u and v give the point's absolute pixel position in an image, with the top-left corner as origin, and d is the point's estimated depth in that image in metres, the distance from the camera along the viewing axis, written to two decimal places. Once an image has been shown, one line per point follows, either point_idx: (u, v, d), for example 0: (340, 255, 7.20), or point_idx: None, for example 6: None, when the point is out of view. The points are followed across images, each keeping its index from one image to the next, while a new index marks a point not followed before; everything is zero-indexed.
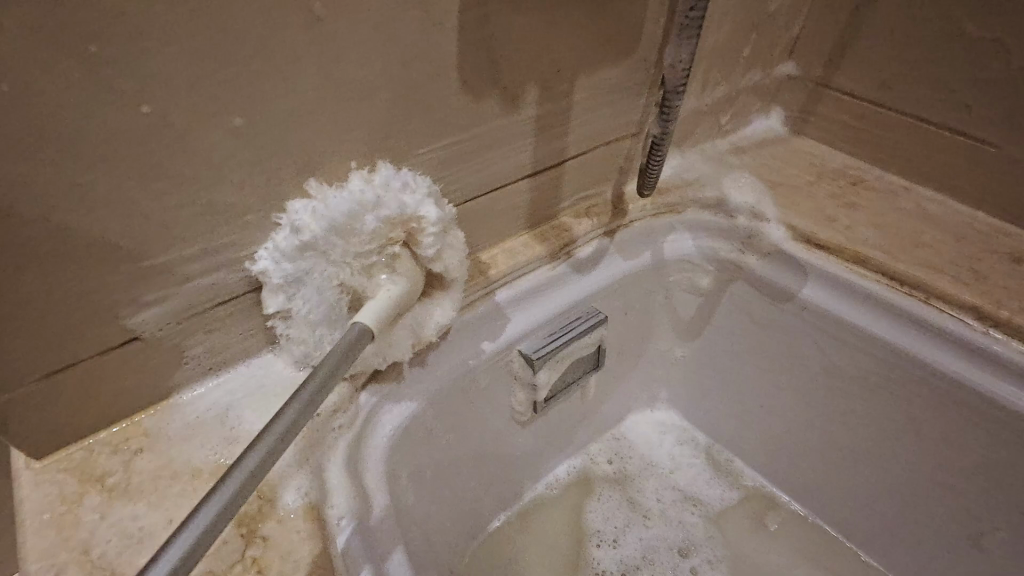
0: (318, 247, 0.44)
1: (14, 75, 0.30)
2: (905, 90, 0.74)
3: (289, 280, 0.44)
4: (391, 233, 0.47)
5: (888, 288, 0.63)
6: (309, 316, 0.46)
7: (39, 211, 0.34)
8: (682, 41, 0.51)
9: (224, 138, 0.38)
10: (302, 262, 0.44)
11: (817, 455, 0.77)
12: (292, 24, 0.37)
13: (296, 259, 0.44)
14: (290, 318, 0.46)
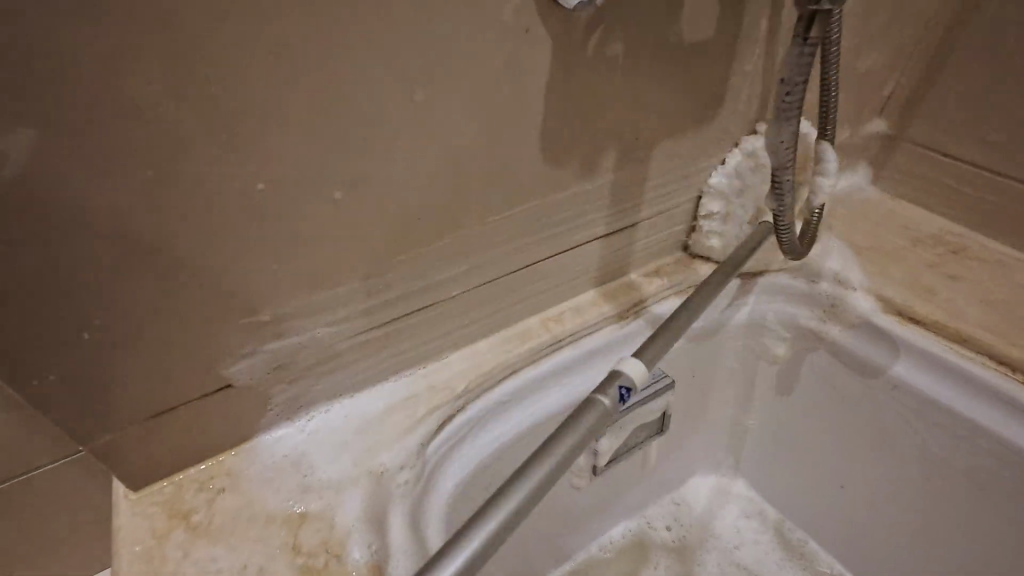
0: (471, 267, 0.51)
1: (159, 158, 0.34)
2: (1016, 155, 0.68)
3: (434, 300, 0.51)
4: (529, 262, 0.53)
5: (998, 375, 0.58)
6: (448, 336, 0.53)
7: (165, 271, 0.38)
8: (784, 122, 0.48)
9: (325, 209, 0.41)
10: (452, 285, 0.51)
11: (907, 549, 0.70)
12: (395, 108, 0.40)
13: (443, 285, 0.50)
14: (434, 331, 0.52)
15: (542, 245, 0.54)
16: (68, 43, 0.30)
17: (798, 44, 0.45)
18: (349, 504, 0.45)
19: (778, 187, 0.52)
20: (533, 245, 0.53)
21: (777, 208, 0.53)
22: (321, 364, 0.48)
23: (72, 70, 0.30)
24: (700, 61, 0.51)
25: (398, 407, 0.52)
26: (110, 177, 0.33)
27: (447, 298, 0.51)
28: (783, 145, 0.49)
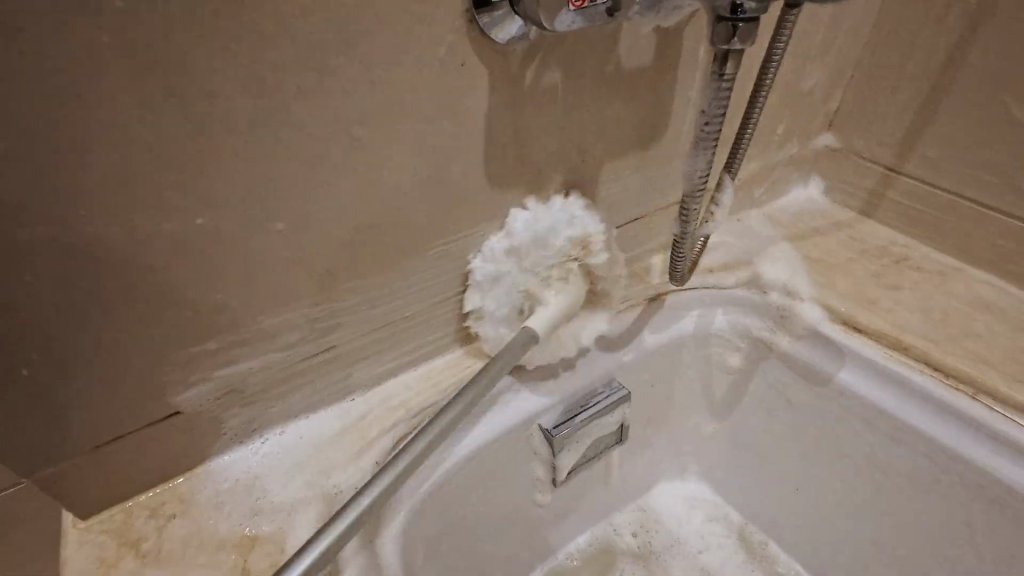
0: (523, 253, 0.55)
1: (95, 197, 0.35)
2: (952, 169, 0.72)
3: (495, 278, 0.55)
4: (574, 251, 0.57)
5: (934, 381, 0.60)
6: (497, 314, 0.57)
7: (105, 306, 0.38)
8: (700, 153, 0.50)
9: (270, 239, 0.42)
10: (509, 262, 0.55)
11: (861, 551, 0.72)
12: (336, 142, 0.41)
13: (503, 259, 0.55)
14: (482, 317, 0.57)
15: (580, 236, 0.58)
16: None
17: (714, 80, 0.46)
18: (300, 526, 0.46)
19: (686, 214, 0.54)
20: (571, 237, 0.57)
21: (680, 232, 0.55)
22: (274, 386, 0.49)
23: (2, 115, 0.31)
24: (641, 87, 0.53)
25: (353, 427, 0.53)
26: (45, 216, 0.34)
27: (496, 280, 0.55)
28: (694, 174, 0.51)
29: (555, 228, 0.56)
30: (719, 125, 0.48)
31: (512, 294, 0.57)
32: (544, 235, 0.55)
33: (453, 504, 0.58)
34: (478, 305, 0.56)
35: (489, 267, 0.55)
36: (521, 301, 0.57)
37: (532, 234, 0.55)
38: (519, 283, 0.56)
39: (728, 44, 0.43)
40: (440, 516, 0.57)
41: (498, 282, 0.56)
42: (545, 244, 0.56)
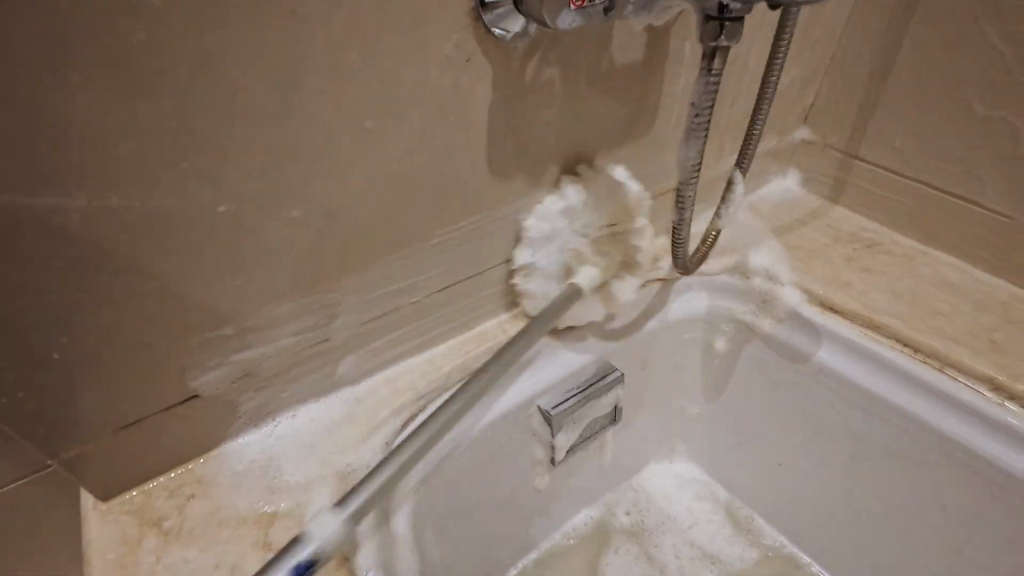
0: (264, 329, 0.47)
1: (124, 186, 0.37)
2: (918, 160, 0.77)
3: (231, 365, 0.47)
4: (336, 320, 0.50)
5: (905, 356, 0.65)
6: (243, 404, 0.49)
7: (129, 291, 0.40)
8: (692, 141, 0.53)
9: (285, 226, 0.44)
10: (246, 346, 0.47)
11: (840, 519, 0.77)
12: (349, 134, 0.43)
13: (244, 343, 0.47)
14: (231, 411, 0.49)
15: (347, 303, 0.50)
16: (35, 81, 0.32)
17: (703, 74, 0.49)
18: (317, 502, 0.48)
19: (683, 200, 0.57)
20: (329, 304, 0.49)
21: (678, 220, 0.58)
22: (288, 371, 0.51)
23: (39, 106, 0.32)
24: (632, 82, 0.56)
25: (362, 410, 0.55)
26: (76, 204, 0.36)
27: (242, 364, 0.48)
28: (688, 163, 0.54)
29: (310, 297, 0.48)
30: (709, 116, 0.52)
31: (256, 381, 0.49)
32: (293, 305, 0.48)
33: (457, 482, 0.61)
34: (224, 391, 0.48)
35: (231, 353, 0.47)
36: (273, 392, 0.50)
37: (277, 304, 0.47)
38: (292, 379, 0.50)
39: (716, 40, 0.47)
40: (445, 494, 0.59)
41: (237, 370, 0.48)
42: (299, 315, 0.49)
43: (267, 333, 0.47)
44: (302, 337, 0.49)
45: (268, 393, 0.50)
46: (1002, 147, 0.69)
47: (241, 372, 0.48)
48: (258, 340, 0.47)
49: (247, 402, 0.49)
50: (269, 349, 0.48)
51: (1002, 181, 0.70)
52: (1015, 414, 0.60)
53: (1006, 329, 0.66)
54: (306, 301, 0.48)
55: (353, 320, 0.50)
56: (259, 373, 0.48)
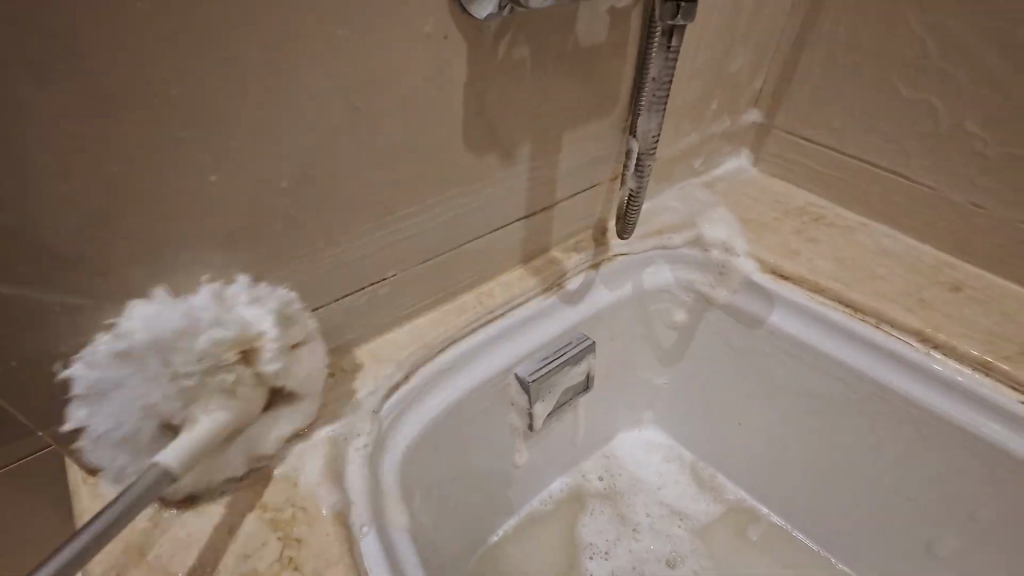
0: (137, 357, 0.43)
1: (118, 155, 0.38)
2: (856, 139, 0.83)
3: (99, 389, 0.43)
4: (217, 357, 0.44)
5: (847, 315, 0.72)
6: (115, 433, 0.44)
7: (124, 260, 0.41)
8: (653, 114, 0.58)
9: (272, 197, 0.46)
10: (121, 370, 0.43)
11: (793, 468, 0.84)
12: (333, 107, 0.45)
13: (110, 368, 0.42)
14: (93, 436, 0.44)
15: (233, 336, 0.45)
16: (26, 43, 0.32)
17: (664, 51, 0.54)
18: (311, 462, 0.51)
19: (641, 169, 0.61)
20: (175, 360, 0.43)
21: (635, 188, 0.62)
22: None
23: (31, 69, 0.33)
24: (596, 63, 0.60)
25: (348, 380, 0.57)
26: (67, 170, 0.36)
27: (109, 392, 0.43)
28: (649, 134, 0.60)
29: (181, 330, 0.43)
30: (667, 92, 0.56)
31: (129, 411, 0.43)
32: (165, 340, 0.42)
33: (441, 447, 0.63)
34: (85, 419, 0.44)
35: (94, 378, 0.42)
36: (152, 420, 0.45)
37: (147, 330, 0.42)
38: (144, 394, 0.43)
39: (676, 20, 0.50)
40: (431, 458, 0.62)
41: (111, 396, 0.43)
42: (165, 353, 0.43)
43: (130, 350, 0.42)
44: (188, 371, 0.44)
45: (152, 423, 0.45)
46: (927, 125, 0.76)
47: (104, 387, 0.43)
48: (110, 348, 0.42)
49: (99, 420, 0.44)
50: (147, 379, 0.43)
51: (926, 156, 0.77)
52: (940, 361, 0.66)
53: (931, 289, 0.74)
54: (175, 318, 0.43)
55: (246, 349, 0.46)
56: (129, 387, 0.43)
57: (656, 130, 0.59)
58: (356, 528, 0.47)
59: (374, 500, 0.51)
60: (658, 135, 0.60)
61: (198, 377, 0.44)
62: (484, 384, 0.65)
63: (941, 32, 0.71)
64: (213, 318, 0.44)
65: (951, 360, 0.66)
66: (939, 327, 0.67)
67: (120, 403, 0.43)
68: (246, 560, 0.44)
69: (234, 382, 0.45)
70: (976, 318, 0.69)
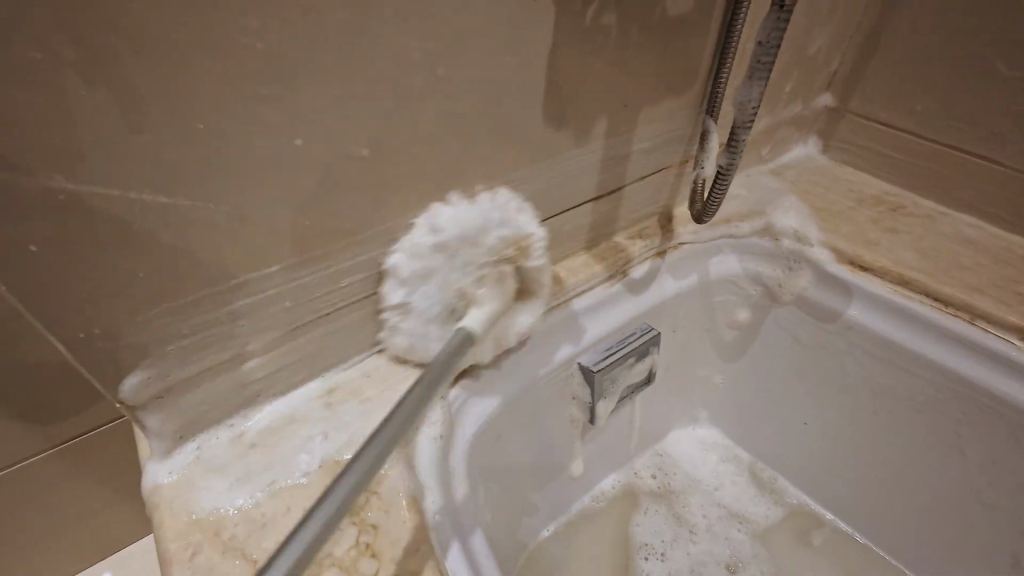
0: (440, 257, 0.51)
1: (202, 113, 0.35)
2: (943, 122, 0.78)
3: (415, 273, 0.51)
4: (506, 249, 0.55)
5: (935, 310, 0.66)
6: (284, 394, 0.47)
7: (200, 226, 0.38)
8: (754, 81, 0.53)
9: (354, 166, 0.43)
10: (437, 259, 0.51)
11: (865, 472, 0.79)
12: (416, 73, 0.42)
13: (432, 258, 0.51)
14: (408, 313, 0.52)
15: (515, 236, 0.56)
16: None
17: (775, 10, 0.49)
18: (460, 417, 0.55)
19: (734, 146, 0.56)
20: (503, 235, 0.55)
21: (726, 164, 0.56)
22: (328, 317, 0.49)
23: (115, 14, 0.31)
24: (678, 34, 0.57)
25: (411, 366, 0.55)
26: (149, 132, 0.34)
27: (426, 275, 0.51)
28: (748, 104, 0.54)
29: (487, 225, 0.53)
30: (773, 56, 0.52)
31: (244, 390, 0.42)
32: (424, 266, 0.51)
33: (504, 436, 0.61)
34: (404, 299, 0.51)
35: (415, 265, 0.50)
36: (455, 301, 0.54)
37: (420, 263, 0.50)
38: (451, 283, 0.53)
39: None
40: (493, 447, 0.60)
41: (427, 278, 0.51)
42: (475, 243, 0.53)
43: (444, 239, 0.51)
44: (421, 256, 0.50)
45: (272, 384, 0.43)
46: None
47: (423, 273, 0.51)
48: (425, 237, 0.50)
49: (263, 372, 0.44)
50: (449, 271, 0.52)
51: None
52: None
53: None
54: (453, 223, 0.51)
55: (523, 247, 0.57)
56: (436, 279, 0.52)
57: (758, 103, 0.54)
58: (429, 516, 0.45)
59: (444, 487, 0.48)
60: (756, 106, 0.55)
61: (474, 277, 0.54)
62: (550, 371, 0.63)
63: None
64: (442, 237, 0.51)
65: None
66: None
67: (431, 291, 0.52)
68: (321, 544, 0.41)
69: (497, 278, 0.56)
70: None
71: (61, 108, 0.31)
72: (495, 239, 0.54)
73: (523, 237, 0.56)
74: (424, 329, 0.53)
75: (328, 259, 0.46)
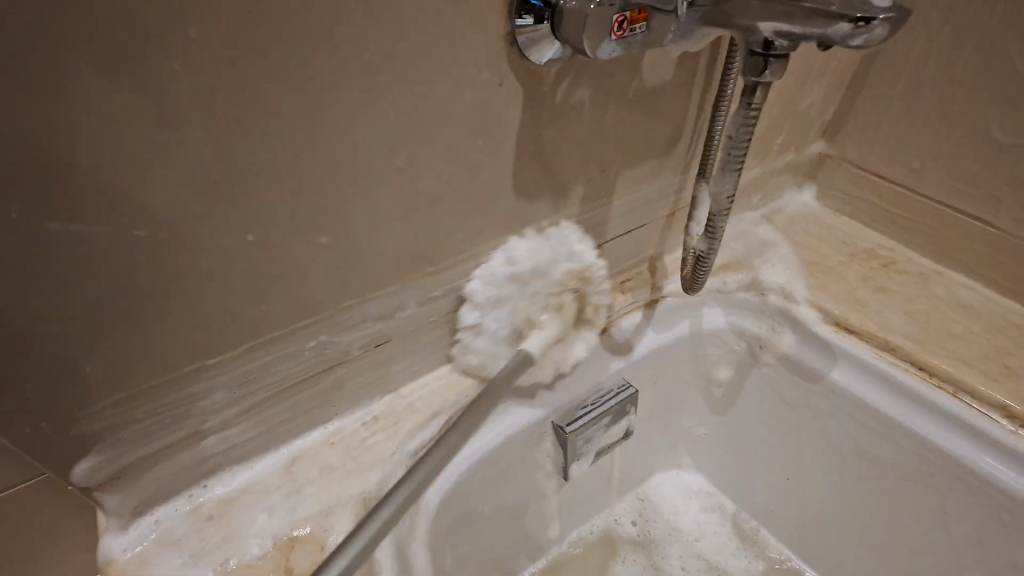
0: (522, 278, 0.57)
1: (152, 214, 0.35)
2: (937, 181, 0.76)
3: (491, 300, 0.56)
4: (570, 281, 0.62)
5: (919, 379, 0.65)
6: (497, 333, 0.59)
7: (148, 317, 0.38)
8: (726, 174, 0.47)
9: (313, 254, 0.43)
10: (510, 288, 0.57)
11: (846, 534, 0.77)
12: (377, 161, 0.41)
13: (503, 284, 0.56)
14: (479, 333, 0.58)
15: (580, 269, 0.62)
16: (47, 111, 0.30)
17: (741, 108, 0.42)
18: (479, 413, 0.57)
19: (712, 231, 0.52)
20: (569, 268, 0.61)
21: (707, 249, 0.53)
22: (290, 390, 0.48)
23: (55, 132, 0.30)
24: (658, 102, 0.56)
25: (377, 433, 0.54)
26: (96, 236, 0.34)
27: (498, 302, 0.57)
28: (722, 196, 0.48)
29: (554, 258, 0.59)
30: (746, 148, 0.45)
31: (511, 317, 0.58)
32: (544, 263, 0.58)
33: (473, 499, 0.60)
34: (477, 320, 0.57)
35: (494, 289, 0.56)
36: (518, 327, 0.60)
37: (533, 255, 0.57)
38: (519, 309, 0.58)
39: (760, 78, 0.39)
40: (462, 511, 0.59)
41: (500, 304, 0.57)
42: (544, 276, 0.59)
43: (520, 271, 0.56)
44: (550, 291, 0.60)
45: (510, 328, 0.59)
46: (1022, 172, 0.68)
47: (495, 298, 0.56)
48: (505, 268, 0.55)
49: (490, 322, 0.58)
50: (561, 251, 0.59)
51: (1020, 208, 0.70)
52: None
53: (1021, 355, 0.66)
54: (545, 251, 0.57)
55: (586, 277, 0.63)
56: (511, 302, 0.58)
57: (731, 197, 0.48)
58: None
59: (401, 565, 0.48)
60: (733, 197, 0.48)
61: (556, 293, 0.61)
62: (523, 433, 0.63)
63: None
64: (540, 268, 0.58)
65: None
66: None
67: (506, 310, 0.58)
68: None
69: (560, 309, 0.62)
70: None
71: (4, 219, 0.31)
72: (562, 274, 0.61)
73: (587, 269, 0.63)
74: (494, 348, 0.59)
75: (288, 337, 0.45)
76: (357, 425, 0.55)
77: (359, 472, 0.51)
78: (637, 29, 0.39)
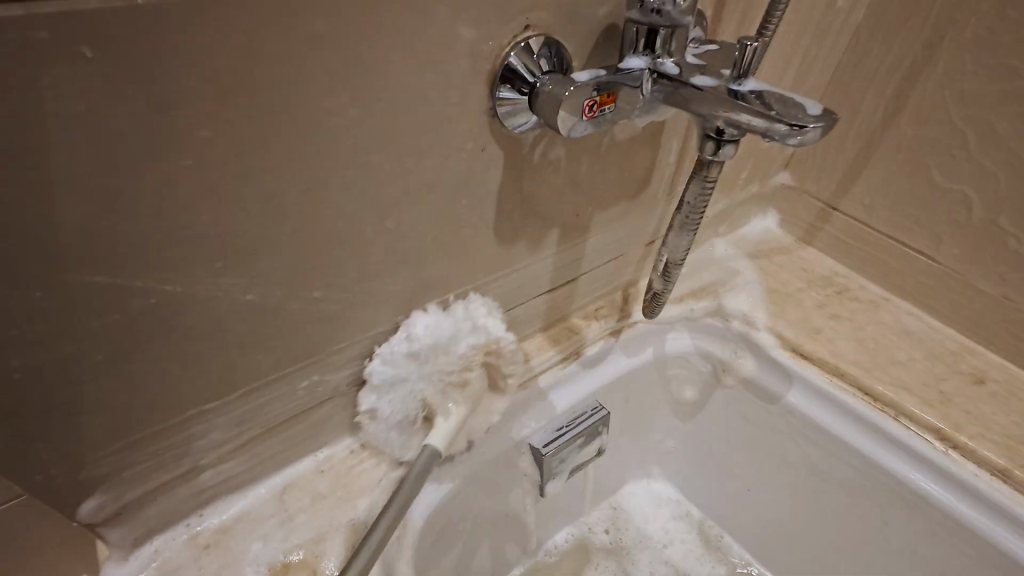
0: (423, 355, 0.55)
1: (160, 279, 0.38)
2: (887, 216, 0.82)
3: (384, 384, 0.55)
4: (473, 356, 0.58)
5: (864, 403, 0.72)
6: (392, 417, 0.56)
7: (154, 370, 0.41)
8: (684, 232, 0.51)
9: (308, 305, 0.46)
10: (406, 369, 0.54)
11: (801, 540, 0.84)
12: (369, 221, 0.45)
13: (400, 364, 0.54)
14: (376, 416, 0.56)
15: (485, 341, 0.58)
16: (66, 198, 0.32)
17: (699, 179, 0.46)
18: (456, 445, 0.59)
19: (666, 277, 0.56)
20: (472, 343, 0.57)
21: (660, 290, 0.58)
22: (283, 426, 0.52)
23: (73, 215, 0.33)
24: (629, 152, 0.60)
25: (364, 461, 0.58)
26: (108, 302, 0.37)
27: (395, 384, 0.55)
28: (678, 250, 0.52)
29: (455, 334, 0.56)
30: (703, 212, 0.50)
31: (408, 402, 0.56)
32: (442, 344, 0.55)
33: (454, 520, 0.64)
34: (372, 403, 0.55)
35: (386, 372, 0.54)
36: (419, 409, 0.57)
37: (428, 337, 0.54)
38: (417, 391, 0.56)
39: (715, 156, 0.43)
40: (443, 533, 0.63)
41: (397, 387, 0.55)
42: (447, 352, 0.56)
43: (418, 349, 0.54)
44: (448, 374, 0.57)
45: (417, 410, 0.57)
46: (960, 214, 0.75)
47: (390, 381, 0.54)
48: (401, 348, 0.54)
49: (386, 405, 0.55)
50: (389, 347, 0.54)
51: (958, 245, 0.77)
52: (958, 462, 0.66)
53: (955, 380, 0.73)
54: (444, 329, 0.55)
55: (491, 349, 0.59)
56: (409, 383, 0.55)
57: (686, 251, 0.52)
58: None
59: None
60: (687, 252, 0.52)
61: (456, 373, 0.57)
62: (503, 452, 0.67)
63: (978, 127, 0.70)
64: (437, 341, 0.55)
65: (969, 463, 0.66)
66: (960, 426, 0.68)
67: (401, 395, 0.55)
68: None
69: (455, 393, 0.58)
70: (997, 417, 0.69)
71: (24, 293, 0.34)
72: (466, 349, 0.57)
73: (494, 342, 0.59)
74: (397, 434, 0.57)
75: (282, 378, 0.48)
76: (345, 454, 0.58)
77: (348, 499, 0.55)
78: (606, 110, 0.42)
